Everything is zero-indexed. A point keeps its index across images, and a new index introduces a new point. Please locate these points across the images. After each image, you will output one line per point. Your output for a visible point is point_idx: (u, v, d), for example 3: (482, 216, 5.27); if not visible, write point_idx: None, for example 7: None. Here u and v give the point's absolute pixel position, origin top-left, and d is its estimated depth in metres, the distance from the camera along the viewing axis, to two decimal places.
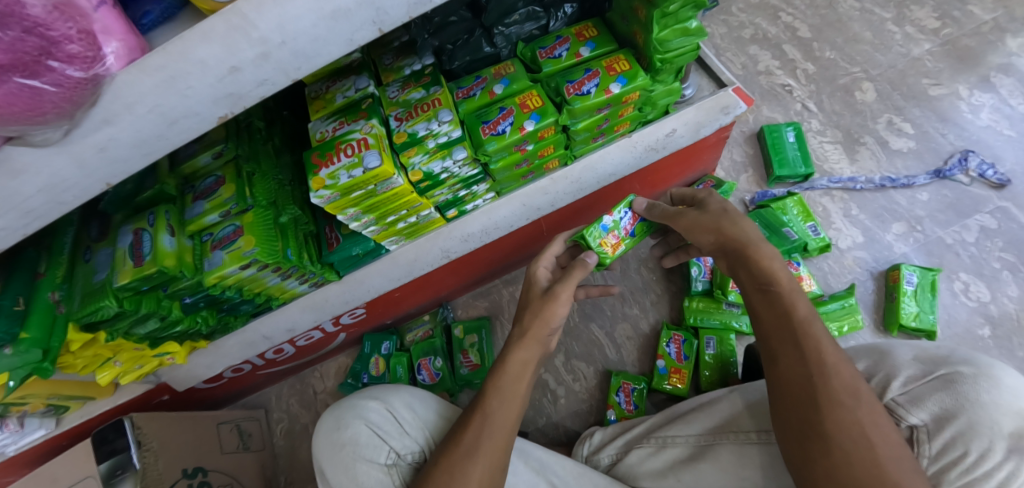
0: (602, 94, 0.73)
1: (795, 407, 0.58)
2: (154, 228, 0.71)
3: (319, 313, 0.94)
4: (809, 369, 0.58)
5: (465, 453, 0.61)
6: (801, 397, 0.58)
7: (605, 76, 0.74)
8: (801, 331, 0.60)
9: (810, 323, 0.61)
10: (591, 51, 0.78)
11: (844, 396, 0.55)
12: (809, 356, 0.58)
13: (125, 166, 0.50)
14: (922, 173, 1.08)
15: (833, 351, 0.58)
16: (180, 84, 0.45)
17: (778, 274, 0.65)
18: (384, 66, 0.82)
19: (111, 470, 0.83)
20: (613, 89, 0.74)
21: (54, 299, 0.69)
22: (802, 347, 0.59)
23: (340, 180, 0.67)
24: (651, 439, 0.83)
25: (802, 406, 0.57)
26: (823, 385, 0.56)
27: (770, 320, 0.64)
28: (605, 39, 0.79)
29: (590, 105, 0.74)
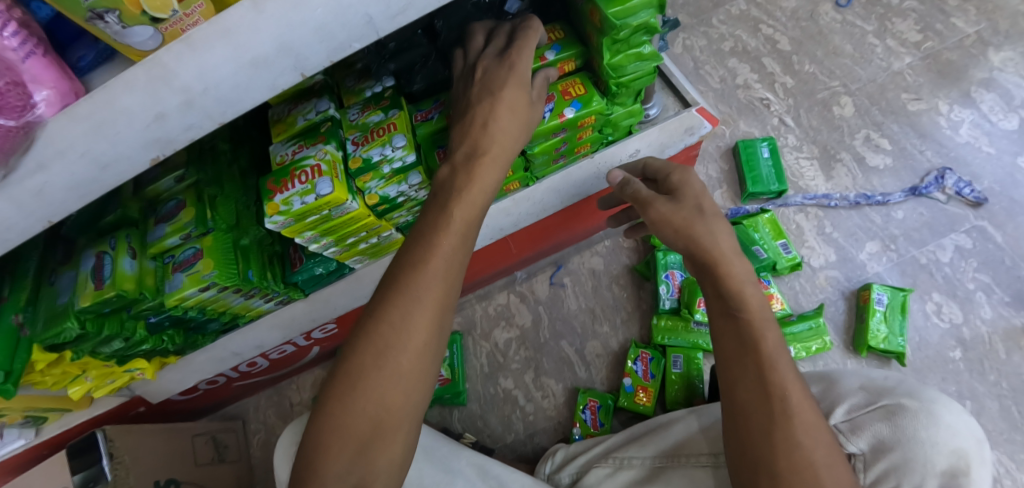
0: (556, 119, 0.73)
1: (754, 442, 0.55)
2: (114, 251, 0.73)
3: (288, 330, 0.95)
4: (771, 404, 0.55)
5: (384, 344, 0.48)
6: (760, 433, 0.55)
7: (560, 101, 0.74)
8: (767, 362, 0.57)
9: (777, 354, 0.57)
10: (557, 55, 0.73)
11: (802, 439, 0.53)
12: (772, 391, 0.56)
13: (63, 206, 0.51)
14: (898, 190, 1.06)
15: (795, 387, 0.56)
16: (109, 130, 0.45)
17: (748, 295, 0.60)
18: (347, 89, 0.82)
19: (84, 481, 0.86)
20: (567, 114, 0.74)
21: (18, 322, 0.70)
22: (765, 379, 0.56)
23: (293, 206, 0.68)
24: (609, 459, 0.83)
25: (761, 443, 0.54)
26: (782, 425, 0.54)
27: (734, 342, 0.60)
28: (571, 41, 0.75)
29: (545, 130, 0.74)
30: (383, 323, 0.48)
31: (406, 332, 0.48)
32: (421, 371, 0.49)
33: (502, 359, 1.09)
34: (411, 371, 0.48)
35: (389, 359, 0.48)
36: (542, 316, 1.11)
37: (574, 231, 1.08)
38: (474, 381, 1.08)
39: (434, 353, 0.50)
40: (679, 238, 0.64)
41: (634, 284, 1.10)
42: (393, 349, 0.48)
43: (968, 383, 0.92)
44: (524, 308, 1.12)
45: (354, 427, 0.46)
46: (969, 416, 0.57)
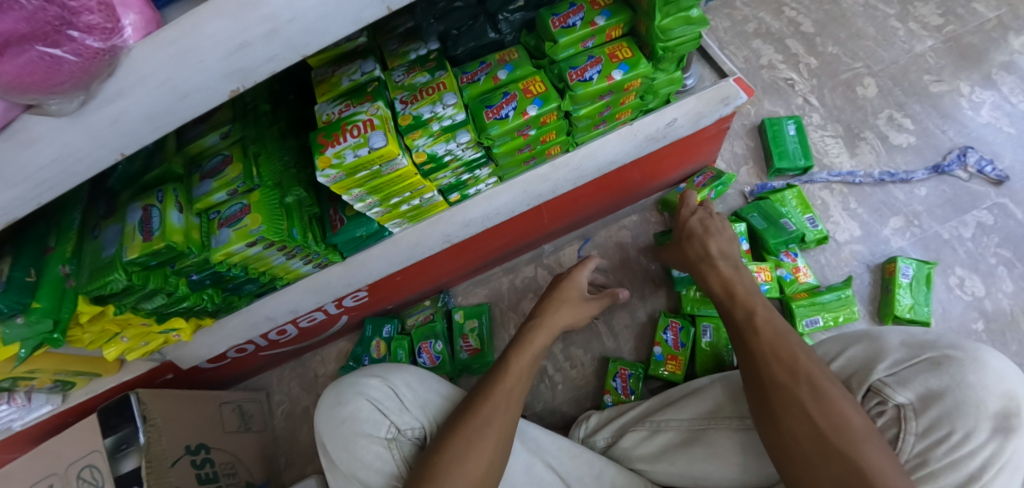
0: (604, 81, 0.75)
1: (778, 406, 0.61)
2: (162, 204, 0.72)
3: (322, 295, 0.96)
4: (793, 373, 0.61)
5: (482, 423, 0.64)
6: (779, 399, 0.61)
7: (607, 63, 0.75)
8: (772, 338, 0.66)
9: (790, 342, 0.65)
10: (606, 20, 0.75)
11: (834, 404, 0.57)
12: (791, 368, 0.62)
13: (135, 139, 0.51)
14: (921, 168, 1.09)
15: (814, 363, 0.62)
16: (193, 58, 0.46)
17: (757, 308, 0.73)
18: (390, 52, 0.82)
19: (117, 444, 0.87)
20: (615, 76, 0.75)
21: (64, 273, 0.70)
22: (777, 352, 0.65)
23: (346, 159, 0.69)
24: (645, 423, 0.85)
25: (786, 407, 0.60)
26: (800, 392, 0.59)
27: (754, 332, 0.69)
28: (620, 7, 0.76)
29: (593, 91, 0.75)
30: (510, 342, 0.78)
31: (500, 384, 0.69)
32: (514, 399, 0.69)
33: None
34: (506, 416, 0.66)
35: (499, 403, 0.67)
36: None
37: (602, 204, 1.09)
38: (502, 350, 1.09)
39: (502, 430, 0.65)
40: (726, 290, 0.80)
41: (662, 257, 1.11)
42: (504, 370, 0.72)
43: None
44: None
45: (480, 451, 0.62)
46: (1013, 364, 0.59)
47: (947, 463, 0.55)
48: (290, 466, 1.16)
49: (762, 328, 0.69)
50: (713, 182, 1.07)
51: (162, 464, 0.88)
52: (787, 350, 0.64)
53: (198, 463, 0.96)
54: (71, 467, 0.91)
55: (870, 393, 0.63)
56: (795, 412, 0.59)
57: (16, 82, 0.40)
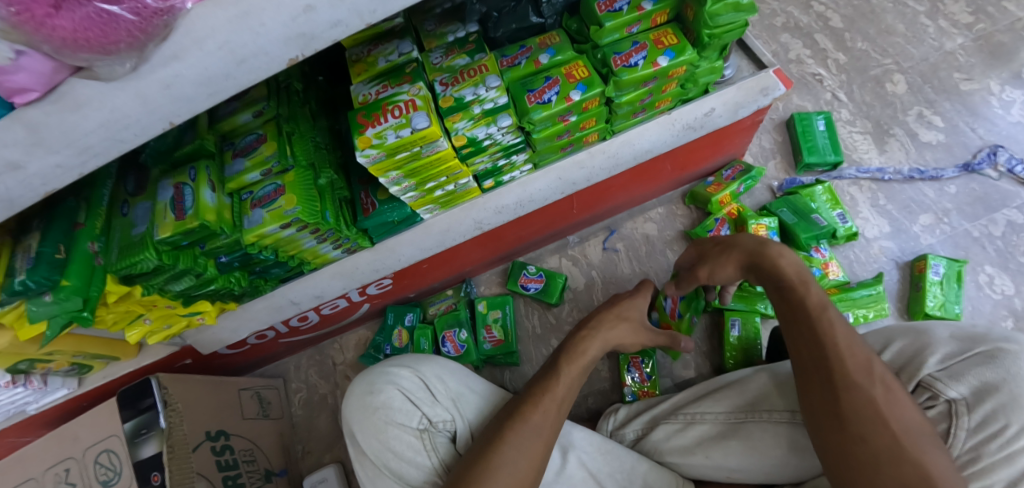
0: (650, 67, 0.73)
1: (821, 402, 0.61)
2: (195, 182, 0.70)
3: (348, 280, 0.94)
4: (837, 372, 0.61)
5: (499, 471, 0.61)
6: (826, 398, 0.61)
7: (653, 50, 0.74)
8: (822, 329, 0.64)
9: (843, 337, 0.63)
10: (653, 5, 0.74)
11: (879, 409, 0.56)
12: (838, 367, 0.61)
13: (185, 106, 0.49)
14: (951, 166, 1.08)
15: (866, 364, 0.61)
16: (255, 20, 0.44)
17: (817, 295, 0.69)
18: (427, 32, 0.81)
19: (136, 429, 0.85)
20: (660, 62, 0.73)
21: (93, 250, 0.69)
22: (829, 349, 0.63)
23: (387, 140, 0.67)
24: (678, 416, 0.83)
25: (828, 404, 0.60)
26: (848, 394, 0.59)
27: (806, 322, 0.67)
28: None
29: (638, 77, 0.74)
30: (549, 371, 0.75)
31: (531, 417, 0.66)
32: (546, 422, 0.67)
33: (554, 321, 1.09)
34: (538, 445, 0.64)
35: (534, 434, 0.65)
36: (594, 279, 1.11)
37: (630, 195, 1.08)
38: (526, 341, 1.08)
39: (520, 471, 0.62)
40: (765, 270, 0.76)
41: None
42: (540, 398, 0.68)
43: None
44: (577, 271, 1.12)
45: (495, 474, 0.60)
46: None
47: (1002, 457, 0.54)
48: (308, 454, 1.15)
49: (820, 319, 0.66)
50: (742, 175, 1.05)
51: (183, 450, 0.87)
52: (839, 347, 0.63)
53: (217, 450, 0.94)
54: (88, 452, 0.90)
55: (921, 387, 0.63)
56: (838, 408, 0.59)
57: (71, 39, 0.38)
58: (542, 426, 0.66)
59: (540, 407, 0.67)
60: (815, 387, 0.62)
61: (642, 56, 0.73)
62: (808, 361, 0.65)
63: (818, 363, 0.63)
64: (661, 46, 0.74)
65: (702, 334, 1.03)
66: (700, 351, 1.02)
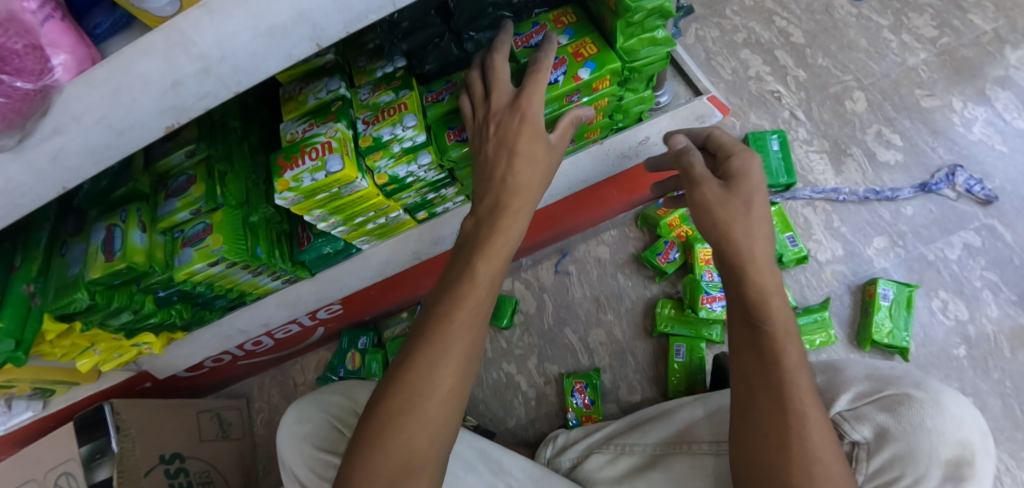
0: (571, 82, 0.69)
1: (759, 461, 0.50)
2: (125, 225, 0.73)
3: (294, 309, 0.96)
4: (785, 423, 0.49)
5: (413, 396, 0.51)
6: (769, 460, 0.49)
7: (572, 63, 0.70)
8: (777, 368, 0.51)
9: (799, 378, 0.50)
10: (569, 38, 0.73)
11: (820, 475, 0.47)
12: (789, 417, 0.49)
13: (77, 172, 0.51)
14: (908, 186, 1.06)
15: (817, 411, 0.49)
16: (126, 96, 0.45)
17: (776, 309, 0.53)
18: (358, 69, 0.82)
19: (91, 453, 0.89)
20: (582, 75, 0.69)
21: (29, 292, 0.72)
22: (780, 388, 0.50)
23: (303, 183, 0.68)
24: (610, 446, 0.84)
25: (768, 462, 0.49)
26: (793, 451, 0.48)
27: (755, 345, 0.53)
28: (583, 26, 0.74)
29: (559, 94, 0.70)
30: (439, 302, 0.55)
31: (437, 378, 0.51)
32: (473, 329, 0.54)
33: (505, 345, 1.10)
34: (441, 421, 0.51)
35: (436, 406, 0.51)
36: (546, 303, 1.11)
37: (580, 219, 1.08)
38: None
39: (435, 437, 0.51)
40: (714, 235, 0.56)
41: (640, 274, 1.10)
42: (459, 301, 0.54)
43: (971, 381, 0.91)
44: (529, 295, 1.12)
45: (386, 466, 0.49)
46: (975, 408, 0.58)
47: None
48: (269, 473, 1.18)
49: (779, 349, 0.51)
50: None
51: (135, 474, 0.90)
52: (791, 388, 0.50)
53: (171, 473, 0.97)
54: (48, 474, 0.93)
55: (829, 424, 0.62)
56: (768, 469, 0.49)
57: None
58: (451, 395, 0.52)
59: (463, 313, 0.53)
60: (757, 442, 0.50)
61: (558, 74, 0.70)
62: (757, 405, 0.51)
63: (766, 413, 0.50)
64: (580, 58, 0.71)
65: (650, 359, 1.03)
66: (646, 376, 1.02)
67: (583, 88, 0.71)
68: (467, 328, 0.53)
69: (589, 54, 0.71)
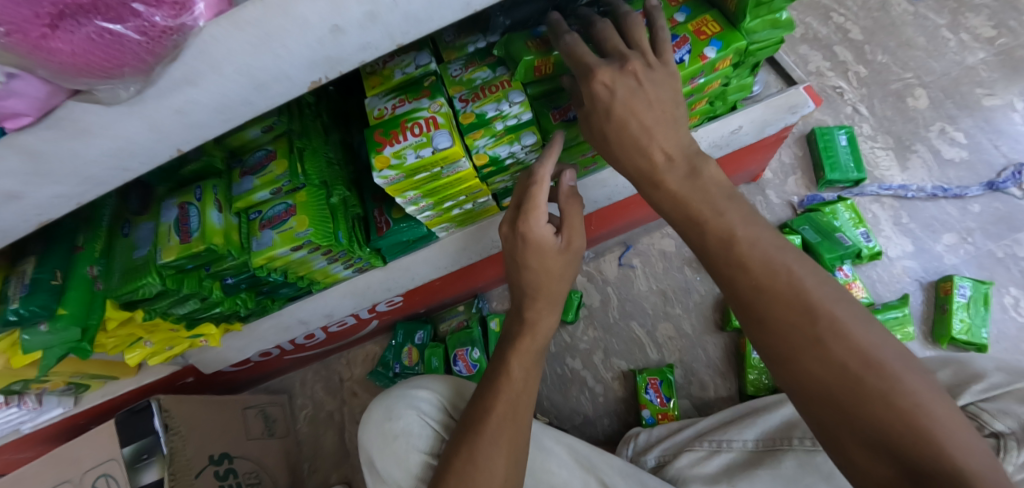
0: (697, 61, 0.66)
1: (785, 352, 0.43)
2: (201, 203, 0.67)
3: (359, 299, 0.90)
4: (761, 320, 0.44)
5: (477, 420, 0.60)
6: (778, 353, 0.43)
7: (696, 42, 0.67)
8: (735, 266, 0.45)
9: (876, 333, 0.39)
10: (686, 17, 0.69)
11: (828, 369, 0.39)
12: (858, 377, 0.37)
13: (199, 133, 0.45)
14: (974, 184, 1.06)
15: (927, 384, 0.36)
16: (276, 42, 0.40)
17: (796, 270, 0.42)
18: (445, 44, 0.77)
19: (136, 454, 0.81)
20: (708, 54, 0.66)
21: (92, 275, 0.64)
22: (854, 343, 0.38)
23: (406, 160, 0.63)
24: (704, 443, 0.80)
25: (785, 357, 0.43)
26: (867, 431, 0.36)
27: (785, 298, 0.40)
28: (699, 3, 0.71)
29: (684, 75, 0.67)
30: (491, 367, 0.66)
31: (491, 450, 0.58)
32: (513, 417, 0.60)
33: (569, 340, 1.06)
34: (510, 453, 0.58)
35: (503, 435, 0.59)
36: (610, 297, 1.08)
37: (648, 211, 1.06)
38: (541, 360, 1.05)
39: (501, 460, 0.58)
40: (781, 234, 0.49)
41: None
42: (497, 392, 0.62)
43: None
44: (592, 288, 1.09)
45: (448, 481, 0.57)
46: None
47: None
48: (314, 473, 1.10)
49: (791, 304, 0.41)
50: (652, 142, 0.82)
51: (186, 476, 0.83)
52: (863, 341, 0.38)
53: (221, 474, 0.91)
54: (85, 475, 0.86)
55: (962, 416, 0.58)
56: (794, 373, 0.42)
57: (72, 63, 0.34)
58: (508, 424, 0.59)
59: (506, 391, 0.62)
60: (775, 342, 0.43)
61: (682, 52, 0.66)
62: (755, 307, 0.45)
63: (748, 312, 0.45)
64: (704, 36, 0.67)
65: (721, 354, 1.01)
66: (719, 371, 1.00)
67: (704, 71, 0.68)
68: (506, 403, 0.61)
69: (714, 33, 0.67)
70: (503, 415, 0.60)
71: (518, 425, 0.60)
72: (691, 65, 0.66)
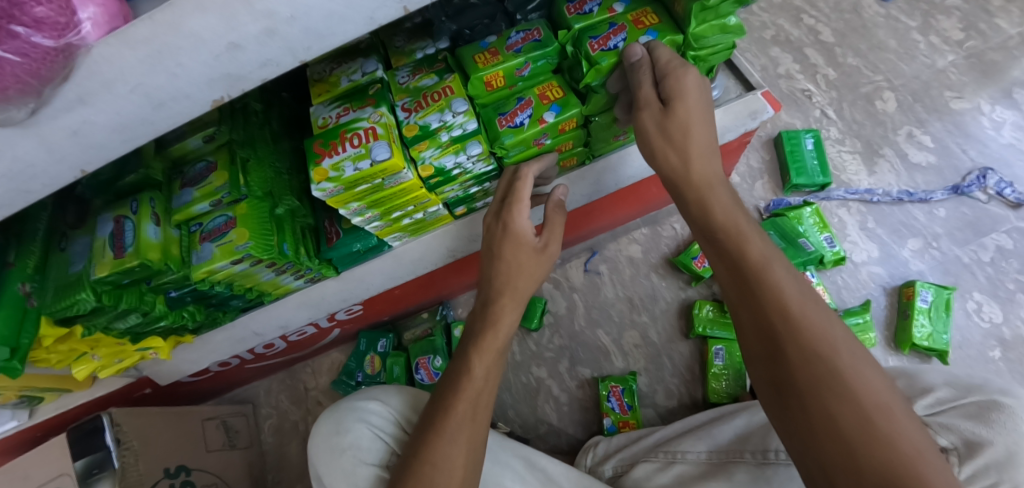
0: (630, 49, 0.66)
1: (776, 370, 0.45)
2: (137, 216, 0.64)
3: (314, 310, 0.89)
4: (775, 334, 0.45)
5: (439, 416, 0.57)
6: (776, 376, 0.45)
7: (632, 31, 0.68)
8: (759, 289, 0.48)
9: (813, 317, 0.45)
10: (624, 6, 0.71)
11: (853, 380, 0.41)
12: (795, 366, 0.43)
13: (101, 152, 0.43)
14: (941, 188, 1.05)
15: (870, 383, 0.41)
16: (170, 60, 0.38)
17: (768, 262, 0.49)
18: (395, 50, 0.75)
19: (87, 468, 0.78)
20: (642, 42, 0.67)
21: (24, 292, 0.62)
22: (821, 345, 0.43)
23: (344, 173, 0.62)
24: (658, 454, 0.79)
25: (776, 376, 0.45)
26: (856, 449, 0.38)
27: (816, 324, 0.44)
28: None
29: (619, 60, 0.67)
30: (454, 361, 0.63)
31: (448, 456, 0.53)
32: (473, 421, 0.57)
33: (533, 348, 1.05)
34: (467, 454, 0.55)
35: (461, 435, 0.55)
36: (576, 304, 1.07)
37: (614, 218, 1.05)
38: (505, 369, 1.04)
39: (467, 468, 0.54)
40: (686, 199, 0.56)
41: (674, 276, 1.06)
42: (459, 393, 0.58)
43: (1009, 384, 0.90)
44: (558, 295, 1.08)
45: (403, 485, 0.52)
46: None
47: None
48: (278, 484, 1.10)
49: (787, 306, 0.46)
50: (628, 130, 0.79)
51: None
52: (806, 336, 0.44)
53: None
54: None
55: None
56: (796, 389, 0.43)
57: None
58: (469, 424, 0.56)
59: (467, 394, 0.58)
60: (763, 370, 0.46)
61: (613, 38, 0.67)
62: (755, 335, 0.47)
63: (755, 332, 0.47)
64: (641, 23, 0.68)
65: (687, 362, 1.00)
66: (683, 379, 0.99)
67: None
68: (468, 416, 0.57)
69: (652, 22, 0.68)
70: (461, 417, 0.56)
71: (478, 428, 0.57)
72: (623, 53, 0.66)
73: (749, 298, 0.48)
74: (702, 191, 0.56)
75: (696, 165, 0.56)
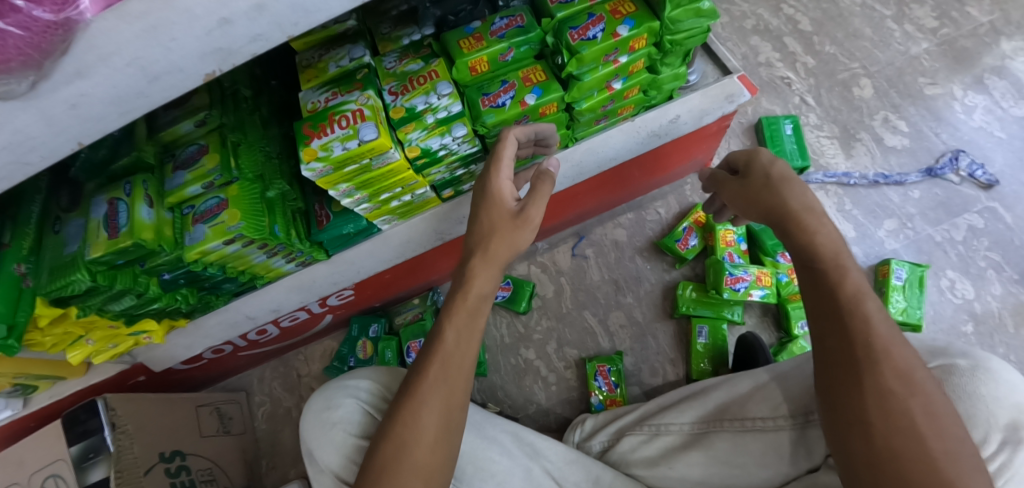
0: (609, 39, 0.69)
1: (839, 398, 0.47)
2: (130, 198, 0.66)
3: (306, 294, 0.91)
4: (854, 361, 0.47)
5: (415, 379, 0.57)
6: (844, 401, 0.46)
7: (611, 20, 0.70)
8: (848, 316, 0.49)
9: (898, 357, 0.46)
10: None
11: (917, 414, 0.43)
12: (868, 395, 0.45)
13: (98, 125, 0.45)
14: (915, 171, 1.09)
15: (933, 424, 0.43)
16: (164, 34, 0.40)
17: (862, 299, 0.50)
18: (382, 35, 0.77)
19: (84, 453, 0.81)
20: (621, 32, 0.69)
21: (20, 272, 0.63)
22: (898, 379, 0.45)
23: (333, 152, 0.63)
24: (644, 427, 0.81)
25: (840, 402, 0.46)
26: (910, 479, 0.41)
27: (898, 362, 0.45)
28: None
29: (598, 51, 0.70)
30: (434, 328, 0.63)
31: (420, 418, 0.54)
32: (447, 382, 0.57)
33: (522, 330, 1.07)
34: (441, 413, 0.55)
35: (434, 395, 0.56)
36: (564, 287, 1.09)
37: (600, 202, 1.07)
38: (494, 351, 1.06)
39: (444, 425, 0.55)
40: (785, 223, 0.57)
41: (659, 259, 1.09)
42: (431, 355, 0.58)
43: None
44: (546, 278, 1.10)
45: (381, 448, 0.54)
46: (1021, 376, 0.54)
47: None
48: (273, 469, 1.11)
49: (868, 340, 0.47)
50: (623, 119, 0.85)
51: (134, 474, 0.83)
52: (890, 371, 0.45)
53: (172, 471, 0.91)
54: (32, 477, 0.86)
55: None
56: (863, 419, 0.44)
57: None
58: (443, 384, 0.56)
59: (441, 356, 0.58)
60: (829, 393, 0.48)
61: (592, 28, 0.70)
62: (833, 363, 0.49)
63: (834, 360, 0.48)
64: (620, 14, 0.71)
65: (671, 341, 1.03)
66: (668, 358, 1.02)
67: (626, 57, 0.73)
68: (442, 378, 0.57)
69: (630, 11, 0.71)
70: (433, 378, 0.56)
71: (454, 389, 0.57)
72: (602, 42, 0.69)
73: (834, 326, 0.50)
74: (802, 214, 0.57)
75: (796, 197, 0.58)
